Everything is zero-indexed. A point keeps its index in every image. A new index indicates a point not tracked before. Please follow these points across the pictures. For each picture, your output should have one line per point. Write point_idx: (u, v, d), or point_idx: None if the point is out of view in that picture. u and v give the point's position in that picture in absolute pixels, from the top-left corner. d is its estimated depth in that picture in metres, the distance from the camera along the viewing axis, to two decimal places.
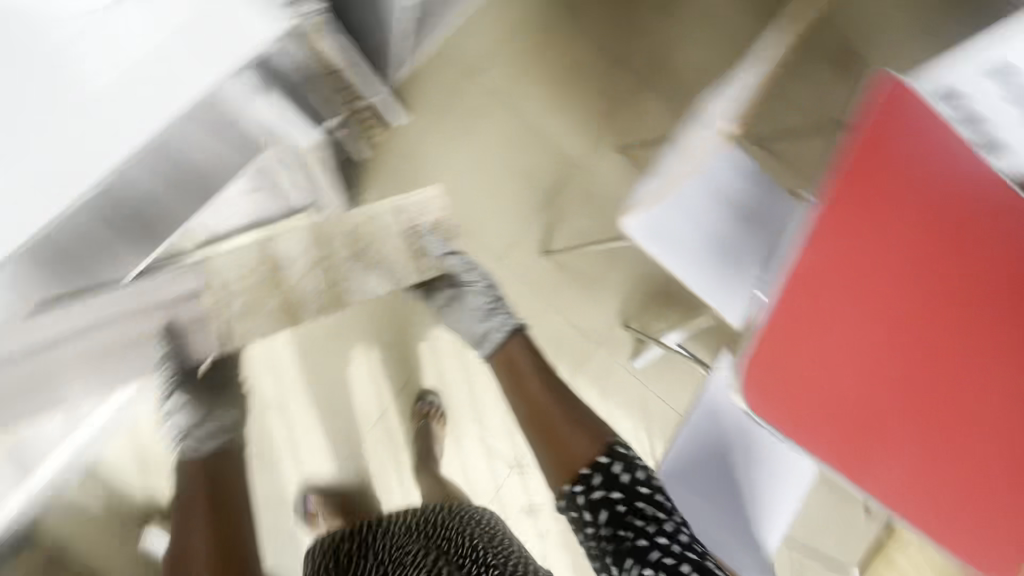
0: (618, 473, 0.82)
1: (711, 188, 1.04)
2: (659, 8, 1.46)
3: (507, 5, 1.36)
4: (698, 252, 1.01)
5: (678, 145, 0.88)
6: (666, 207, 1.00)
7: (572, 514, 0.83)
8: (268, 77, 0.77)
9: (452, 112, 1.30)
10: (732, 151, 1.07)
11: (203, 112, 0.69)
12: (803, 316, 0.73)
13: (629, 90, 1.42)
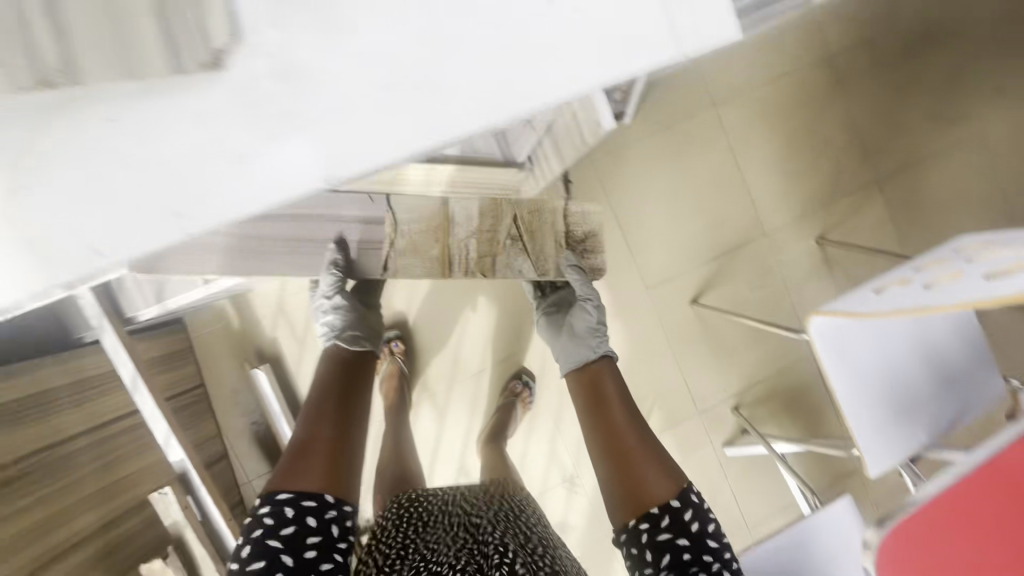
0: (690, 520, 0.73)
1: (921, 340, 0.94)
2: (932, 114, 1.32)
3: (778, 48, 1.27)
4: (873, 392, 0.92)
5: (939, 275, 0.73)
6: (865, 332, 0.90)
7: (631, 552, 0.74)
8: None
9: (676, 131, 1.26)
10: (959, 316, 0.96)
11: None
12: (996, 507, 0.56)
13: (855, 184, 1.31)
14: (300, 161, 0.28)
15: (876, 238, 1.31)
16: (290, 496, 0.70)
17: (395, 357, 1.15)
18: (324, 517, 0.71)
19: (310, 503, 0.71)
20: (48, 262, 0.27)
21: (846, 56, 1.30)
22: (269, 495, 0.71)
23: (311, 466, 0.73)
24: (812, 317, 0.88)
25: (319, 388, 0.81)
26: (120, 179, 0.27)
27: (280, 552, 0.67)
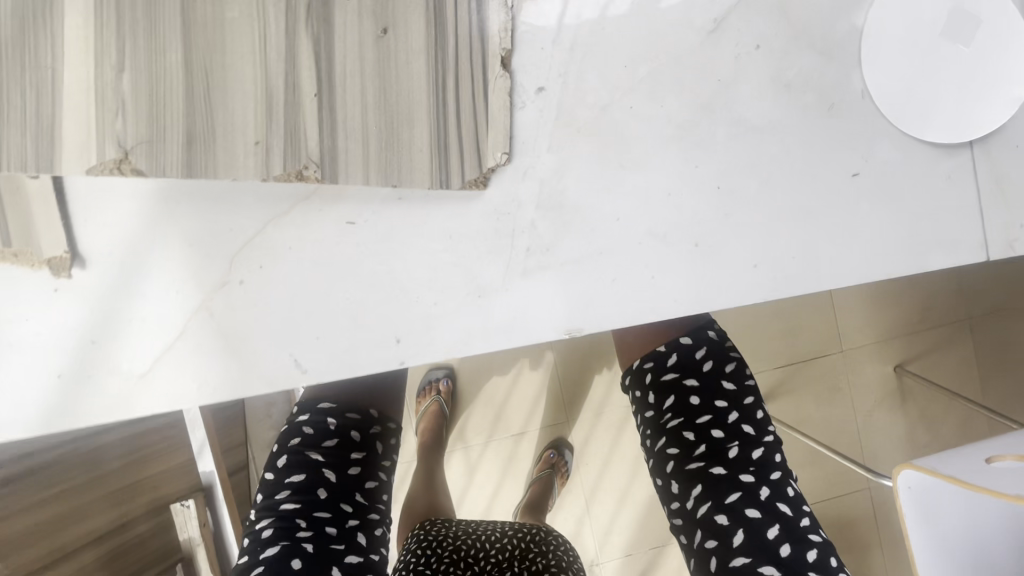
0: (699, 358, 0.69)
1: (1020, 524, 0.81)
2: None
3: None
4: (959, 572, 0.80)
5: None
6: (963, 504, 0.79)
7: (636, 396, 0.72)
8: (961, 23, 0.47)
9: None
10: None
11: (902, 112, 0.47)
12: None
13: (944, 321, 1.24)
14: (553, 307, 0.42)
15: (960, 380, 1.24)
16: (333, 408, 0.65)
17: (438, 397, 1.10)
18: (360, 440, 0.65)
19: (355, 415, 0.66)
20: (246, 370, 0.40)
21: None
22: (311, 404, 0.66)
23: (355, 387, 0.68)
24: (899, 468, 0.82)
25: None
26: (354, 295, 0.41)
27: (323, 467, 0.63)
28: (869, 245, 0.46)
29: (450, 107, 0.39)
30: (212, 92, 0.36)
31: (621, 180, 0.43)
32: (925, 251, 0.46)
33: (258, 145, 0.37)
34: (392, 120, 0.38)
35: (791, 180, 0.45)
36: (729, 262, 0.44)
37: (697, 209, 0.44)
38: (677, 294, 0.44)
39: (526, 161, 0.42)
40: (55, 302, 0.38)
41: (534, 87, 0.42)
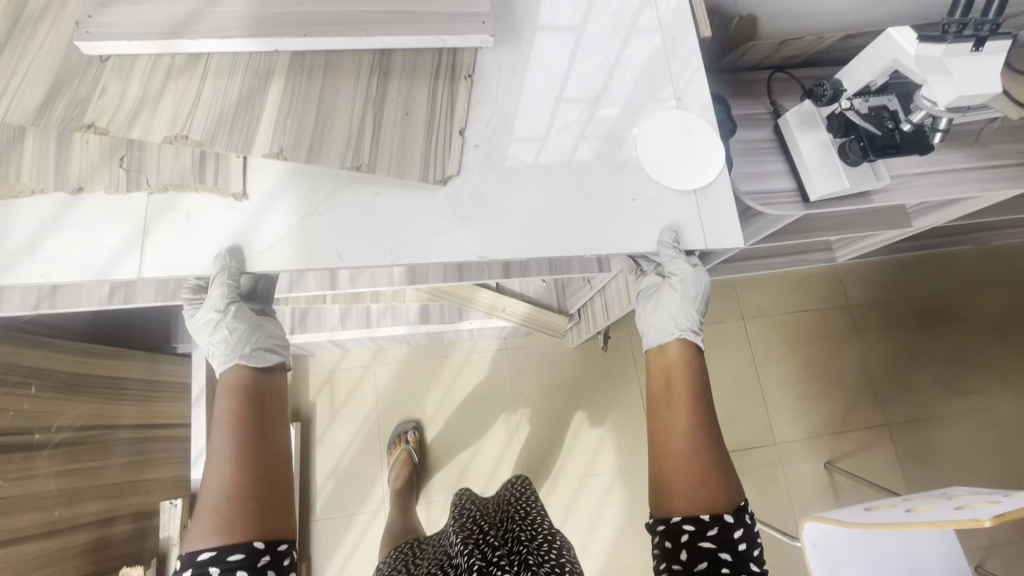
0: (739, 540, 0.52)
1: (908, 555, 0.93)
2: (940, 379, 1.45)
3: (801, 288, 1.49)
4: None
5: (960, 505, 0.73)
6: (853, 536, 0.92)
7: (661, 545, 0.54)
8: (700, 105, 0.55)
9: (708, 326, 1.43)
10: (951, 541, 0.96)
11: (685, 149, 0.52)
12: None
13: (865, 422, 1.40)
14: (465, 246, 0.47)
15: (889, 481, 1.35)
16: (237, 559, 0.45)
17: (408, 447, 1.21)
18: (258, 567, 0.46)
19: (259, 545, 0.46)
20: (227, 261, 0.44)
21: (862, 311, 1.50)
22: (189, 553, 0.46)
23: (243, 494, 0.47)
24: (805, 523, 0.94)
25: (231, 435, 0.49)
26: (315, 231, 0.46)
27: None
28: (644, 221, 0.50)
29: (412, 140, 0.48)
30: (242, 107, 0.46)
31: (519, 178, 0.50)
32: (681, 231, 0.50)
33: (278, 150, 0.45)
34: (360, 135, 0.47)
35: (639, 201, 0.50)
36: (576, 235, 0.48)
37: (567, 196, 0.50)
38: (530, 255, 0.47)
39: (467, 177, 0.49)
40: (105, 214, 0.44)
41: (473, 142, 0.50)
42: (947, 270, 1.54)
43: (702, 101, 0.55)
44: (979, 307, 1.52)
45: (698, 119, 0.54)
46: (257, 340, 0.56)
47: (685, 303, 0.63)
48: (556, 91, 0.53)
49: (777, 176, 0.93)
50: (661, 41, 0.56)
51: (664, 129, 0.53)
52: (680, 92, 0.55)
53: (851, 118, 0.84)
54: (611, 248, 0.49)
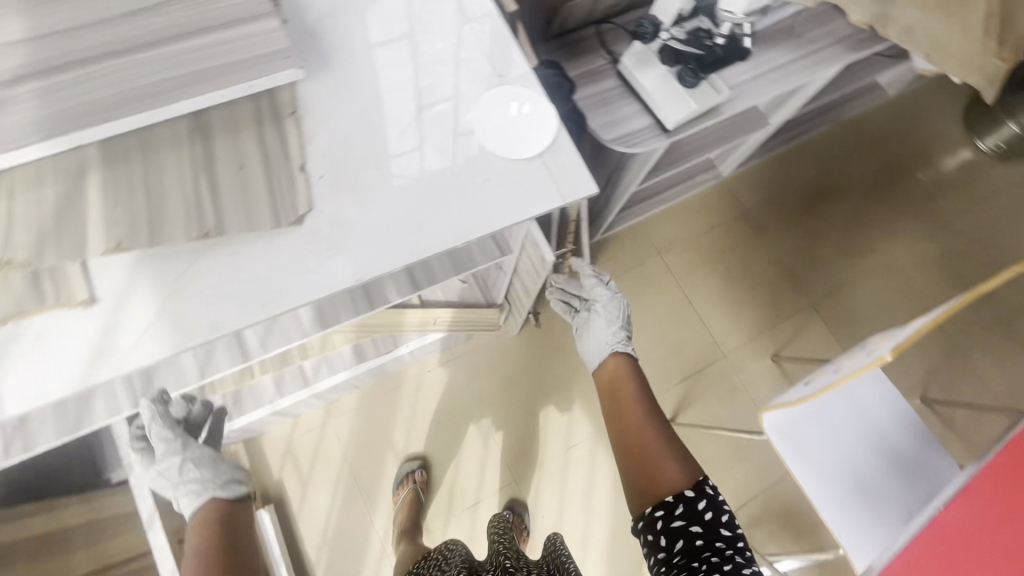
0: (704, 510, 0.67)
1: (855, 411, 1.03)
2: (841, 249, 1.59)
3: (700, 209, 1.58)
4: (830, 470, 0.98)
5: (870, 353, 0.82)
6: (805, 412, 1.01)
7: (646, 539, 0.69)
8: (524, 74, 0.57)
9: (633, 274, 1.49)
10: (884, 384, 1.06)
11: (515, 120, 0.54)
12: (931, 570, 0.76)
13: (794, 309, 1.51)
14: (339, 277, 0.47)
15: (828, 353, 1.48)
16: None
17: (415, 486, 1.20)
18: None
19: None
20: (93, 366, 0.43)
21: (759, 212, 1.61)
22: None
23: None
24: (762, 417, 1.00)
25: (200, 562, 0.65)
26: (180, 311, 0.44)
27: None
28: (503, 197, 0.52)
29: (254, 191, 0.47)
30: (61, 211, 0.44)
31: (372, 193, 0.50)
32: (539, 195, 0.52)
33: (116, 242, 0.44)
34: (199, 205, 0.46)
35: (490, 181, 0.52)
36: (443, 230, 0.50)
37: (423, 197, 0.51)
38: (402, 263, 0.48)
39: (322, 208, 0.49)
40: None
41: (317, 173, 0.50)
42: (815, 153, 1.69)
43: (522, 69, 0.57)
44: (851, 176, 1.68)
45: (520, 89, 0.56)
46: (223, 473, 0.72)
47: (613, 325, 0.90)
48: (381, 99, 0.54)
49: (633, 117, 0.99)
50: (468, 26, 0.58)
51: (493, 107, 0.55)
52: (499, 70, 0.57)
53: (676, 47, 0.92)
54: (479, 229, 0.50)
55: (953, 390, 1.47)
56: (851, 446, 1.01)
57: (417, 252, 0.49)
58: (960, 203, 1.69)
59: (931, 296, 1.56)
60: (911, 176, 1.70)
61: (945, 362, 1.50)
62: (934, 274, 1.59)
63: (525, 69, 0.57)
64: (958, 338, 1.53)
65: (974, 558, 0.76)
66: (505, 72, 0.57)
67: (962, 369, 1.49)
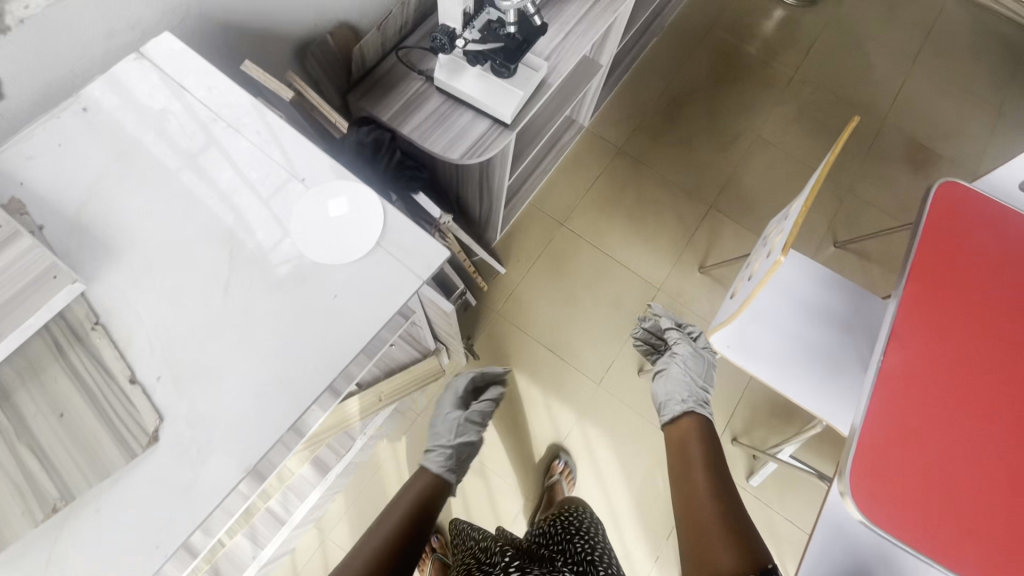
0: None
1: (785, 294, 1.08)
2: (715, 144, 1.65)
3: (580, 164, 1.58)
4: (786, 357, 1.03)
5: (771, 252, 0.86)
6: (744, 319, 1.05)
7: None
8: (325, 164, 0.53)
9: (547, 252, 1.47)
10: (799, 257, 1.11)
11: (339, 219, 0.50)
12: (902, 409, 0.80)
13: (701, 216, 1.56)
14: (224, 472, 0.42)
15: (745, 243, 1.55)
16: None
17: (435, 551, 1.18)
18: None
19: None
20: None
21: (632, 143, 1.63)
22: None
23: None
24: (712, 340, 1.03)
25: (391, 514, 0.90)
26: None
27: None
28: (358, 306, 0.48)
29: (86, 432, 0.41)
30: None
31: (221, 369, 0.45)
32: (392, 287, 0.49)
33: None
34: (31, 480, 0.40)
35: (338, 289, 0.48)
36: (310, 367, 0.45)
37: (276, 344, 0.46)
38: (283, 426, 0.44)
39: (174, 412, 0.43)
40: None
41: (152, 376, 0.44)
42: (657, 67, 1.73)
43: (323, 160, 0.53)
44: (695, 74, 1.73)
45: (327, 183, 0.52)
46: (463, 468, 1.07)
47: (692, 381, 1.12)
48: (185, 262, 0.48)
49: (471, 125, 0.97)
50: (250, 140, 0.53)
51: (308, 215, 0.50)
52: (299, 171, 0.52)
53: (476, 47, 0.88)
54: (345, 351, 0.46)
55: (858, 227, 1.58)
56: (793, 326, 1.05)
57: (294, 404, 0.44)
58: (794, 59, 1.80)
59: (805, 153, 1.66)
60: (745, 52, 1.79)
61: (840, 205, 1.61)
62: (800, 132, 1.69)
63: (326, 159, 0.53)
64: (842, 177, 1.64)
65: (929, 380, 0.81)
66: (307, 171, 0.52)
67: (856, 201, 1.61)
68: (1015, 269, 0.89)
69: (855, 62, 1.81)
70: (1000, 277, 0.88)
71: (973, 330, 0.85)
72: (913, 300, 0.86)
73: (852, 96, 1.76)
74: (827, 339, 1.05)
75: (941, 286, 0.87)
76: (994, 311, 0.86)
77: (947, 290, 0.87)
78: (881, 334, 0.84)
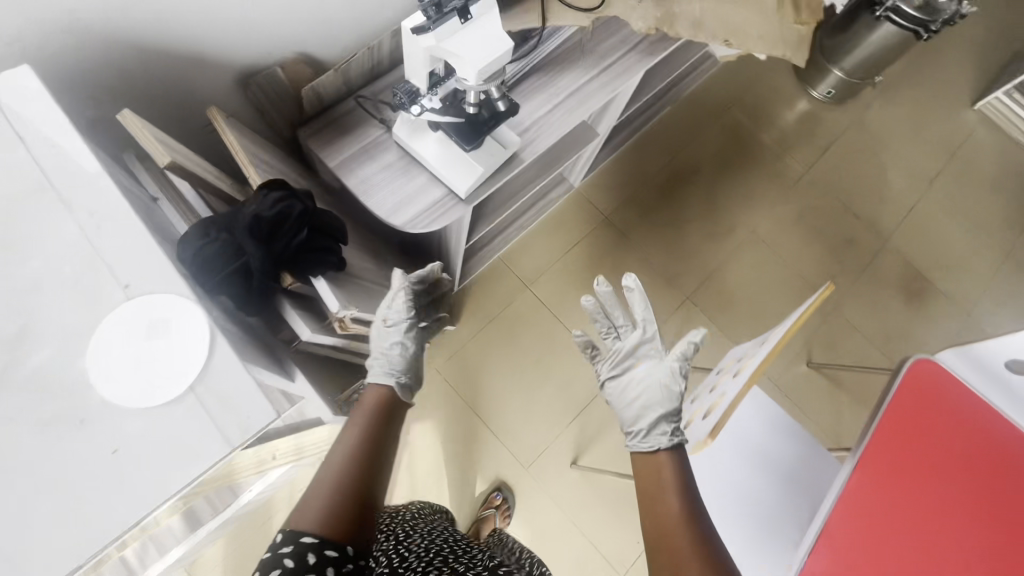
0: None
1: (738, 440, 0.98)
2: (706, 232, 1.56)
3: (562, 225, 1.49)
4: (725, 515, 0.94)
5: (714, 411, 0.75)
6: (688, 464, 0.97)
7: None
8: (158, 274, 0.45)
9: (504, 316, 1.38)
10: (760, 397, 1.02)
11: (158, 348, 0.44)
12: None
13: (674, 307, 1.48)
14: None
15: (714, 344, 1.46)
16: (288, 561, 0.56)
17: None
18: None
19: (331, 553, 0.56)
20: None
21: (621, 214, 1.54)
22: None
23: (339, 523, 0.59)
24: None
25: (365, 418, 0.67)
26: None
27: None
28: (143, 469, 0.42)
29: None
30: None
31: None
32: (193, 451, 0.42)
33: None
34: None
35: (127, 442, 0.42)
36: (69, 533, 0.40)
37: (37, 498, 0.40)
38: None
39: None
40: None
41: None
42: (664, 138, 1.64)
43: (157, 267, 0.45)
44: (703, 153, 1.65)
45: (154, 299, 0.44)
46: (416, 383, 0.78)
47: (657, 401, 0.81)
48: None
49: (424, 190, 0.87)
50: (75, 224, 0.44)
51: (119, 339, 0.43)
52: (122, 274, 0.44)
53: (434, 116, 0.80)
54: (104, 524, 0.40)
55: (836, 350, 1.50)
56: (742, 481, 0.95)
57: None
58: (808, 156, 1.71)
59: (798, 259, 1.58)
60: (758, 140, 1.70)
61: (821, 323, 1.52)
62: (797, 236, 1.60)
63: (161, 265, 0.45)
64: (830, 293, 1.56)
65: None
66: (131, 279, 0.44)
67: (840, 322, 1.53)
68: (991, 474, 0.78)
69: (871, 172, 1.72)
70: (970, 491, 0.77)
71: (924, 543, 0.75)
72: (852, 497, 0.78)
73: (860, 208, 1.67)
74: (778, 500, 0.95)
75: (889, 483, 0.78)
76: (954, 523, 0.75)
77: (897, 488, 0.78)
78: (809, 530, 0.77)
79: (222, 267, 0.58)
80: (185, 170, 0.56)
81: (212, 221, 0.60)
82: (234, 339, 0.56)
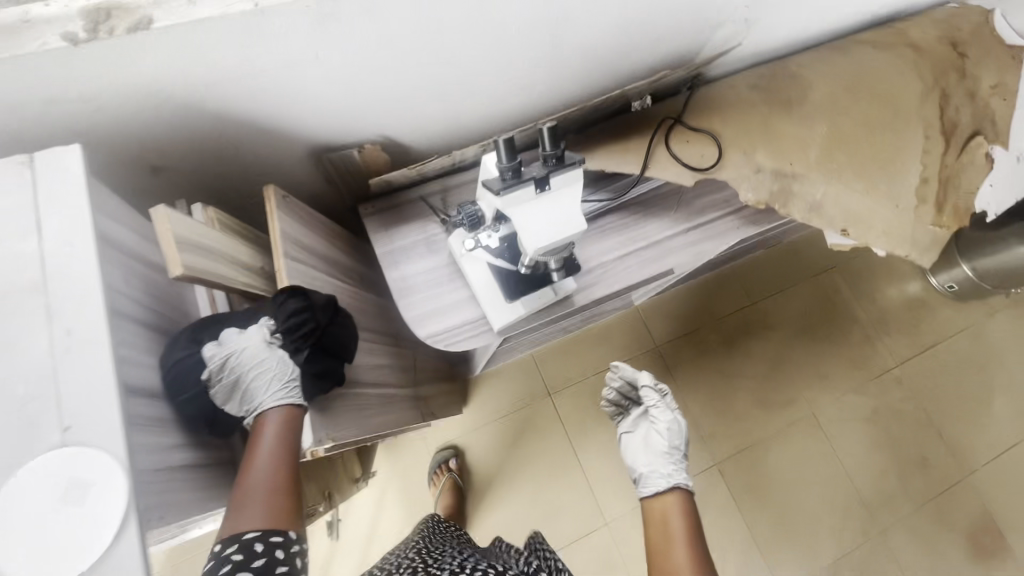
0: None
1: None
2: (759, 398, 1.42)
3: (606, 341, 1.40)
4: None
5: None
6: None
7: None
8: (97, 426, 0.41)
9: (513, 418, 1.30)
10: None
11: (72, 508, 0.40)
12: None
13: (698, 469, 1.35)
14: None
15: (727, 525, 1.32)
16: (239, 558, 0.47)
17: None
18: None
19: (278, 538, 0.50)
20: None
21: (672, 348, 1.43)
22: None
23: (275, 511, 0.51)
24: None
25: (279, 446, 0.54)
26: None
27: None
28: None
29: None
30: None
31: None
32: None
33: None
34: None
35: None
36: None
37: None
38: None
39: None
40: None
41: None
42: (745, 282, 1.51)
43: (99, 420, 0.41)
44: (782, 310, 1.50)
45: (80, 453, 0.40)
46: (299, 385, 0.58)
47: (658, 450, 0.88)
48: None
49: (459, 306, 0.82)
50: (48, 348, 0.42)
51: (36, 488, 0.40)
52: (66, 413, 0.41)
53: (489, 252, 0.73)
54: None
55: None
56: None
57: None
58: (902, 349, 1.51)
59: (855, 462, 1.39)
60: (850, 314, 1.52)
61: (861, 545, 1.33)
62: (862, 437, 1.41)
63: (102, 421, 0.41)
64: (881, 514, 1.36)
65: None
66: (69, 425, 0.41)
67: (881, 552, 1.33)
68: None
69: (975, 388, 1.49)
70: None
71: None
72: None
73: (947, 426, 1.45)
74: None
75: None
76: None
77: None
78: None
79: (192, 385, 0.54)
80: (197, 279, 0.52)
81: (203, 330, 0.57)
82: (184, 475, 0.51)
